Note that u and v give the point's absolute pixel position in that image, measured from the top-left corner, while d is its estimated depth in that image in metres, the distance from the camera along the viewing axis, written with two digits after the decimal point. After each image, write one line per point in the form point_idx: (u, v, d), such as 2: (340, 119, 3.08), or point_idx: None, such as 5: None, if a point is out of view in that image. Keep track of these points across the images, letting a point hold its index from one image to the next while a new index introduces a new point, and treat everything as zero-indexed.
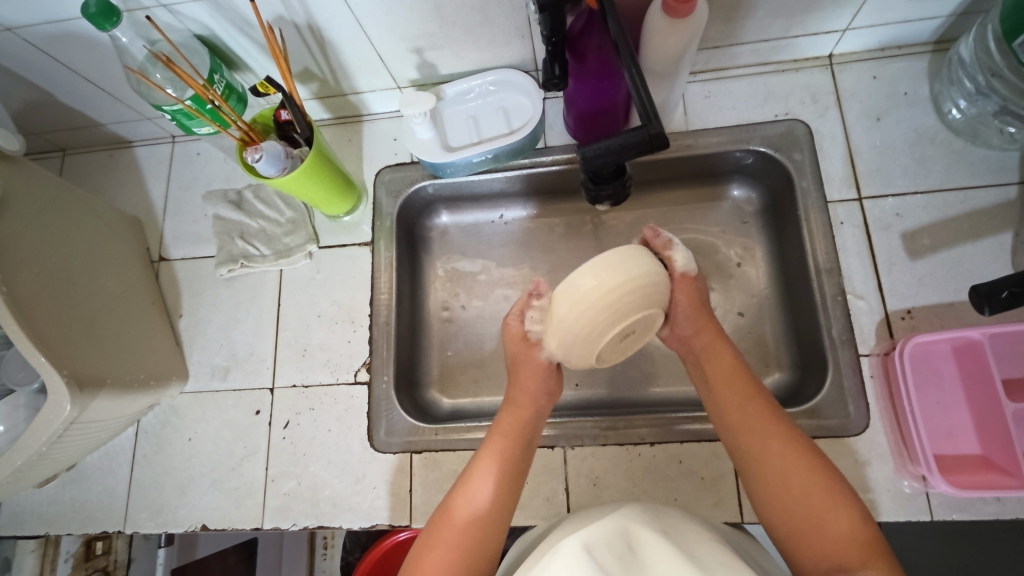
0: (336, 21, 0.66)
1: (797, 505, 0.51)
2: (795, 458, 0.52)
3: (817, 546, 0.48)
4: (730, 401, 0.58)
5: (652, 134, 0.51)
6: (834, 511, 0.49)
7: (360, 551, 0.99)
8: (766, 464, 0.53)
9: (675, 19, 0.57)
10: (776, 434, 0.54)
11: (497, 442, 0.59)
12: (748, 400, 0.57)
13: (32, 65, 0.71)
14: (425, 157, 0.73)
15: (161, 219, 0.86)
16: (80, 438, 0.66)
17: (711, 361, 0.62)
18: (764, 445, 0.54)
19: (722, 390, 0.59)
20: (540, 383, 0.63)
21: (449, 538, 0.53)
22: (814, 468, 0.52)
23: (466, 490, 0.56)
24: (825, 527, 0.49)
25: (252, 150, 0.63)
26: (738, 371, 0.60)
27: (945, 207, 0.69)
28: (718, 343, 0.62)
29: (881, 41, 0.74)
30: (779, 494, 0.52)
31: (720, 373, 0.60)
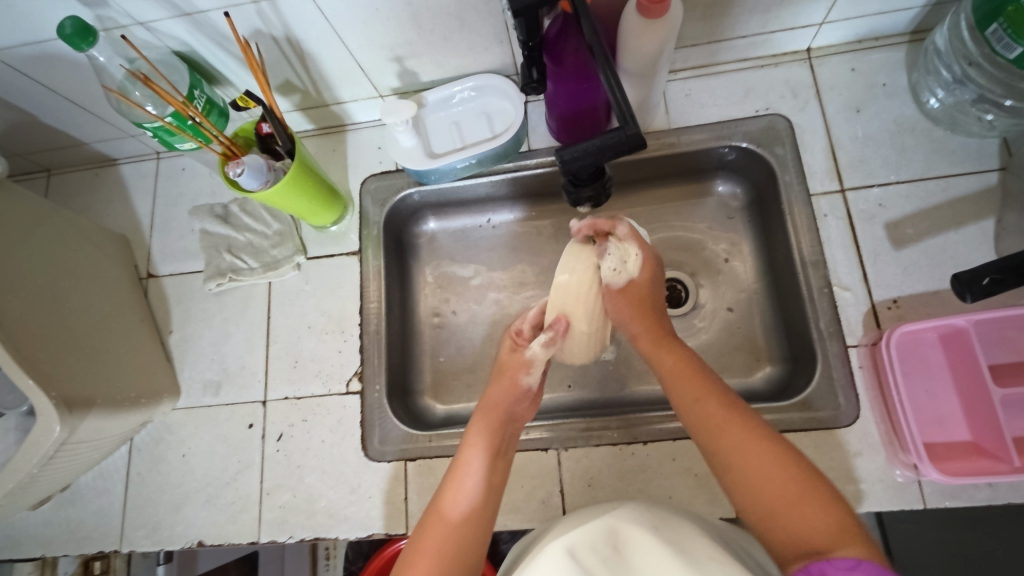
0: (314, 32, 0.66)
1: (763, 492, 0.50)
2: (756, 446, 0.52)
3: (792, 531, 0.48)
4: (687, 392, 0.58)
5: (628, 136, 0.51)
6: (801, 497, 0.49)
7: (363, 560, 0.98)
8: (729, 455, 0.53)
9: (649, 20, 0.58)
10: (735, 427, 0.54)
11: (469, 451, 0.60)
12: (704, 390, 0.58)
13: (11, 87, 0.71)
14: (409, 164, 0.73)
15: (148, 236, 0.86)
16: (72, 458, 0.66)
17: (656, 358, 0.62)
18: (723, 440, 0.54)
19: (679, 383, 0.59)
20: (505, 396, 0.64)
21: (434, 538, 0.54)
22: (775, 457, 0.51)
23: (450, 491, 0.58)
24: (789, 516, 0.48)
25: (233, 164, 0.63)
26: (691, 366, 0.60)
27: (927, 195, 0.70)
28: (665, 343, 0.63)
29: (858, 33, 0.74)
30: (744, 482, 0.52)
31: (674, 368, 0.61)
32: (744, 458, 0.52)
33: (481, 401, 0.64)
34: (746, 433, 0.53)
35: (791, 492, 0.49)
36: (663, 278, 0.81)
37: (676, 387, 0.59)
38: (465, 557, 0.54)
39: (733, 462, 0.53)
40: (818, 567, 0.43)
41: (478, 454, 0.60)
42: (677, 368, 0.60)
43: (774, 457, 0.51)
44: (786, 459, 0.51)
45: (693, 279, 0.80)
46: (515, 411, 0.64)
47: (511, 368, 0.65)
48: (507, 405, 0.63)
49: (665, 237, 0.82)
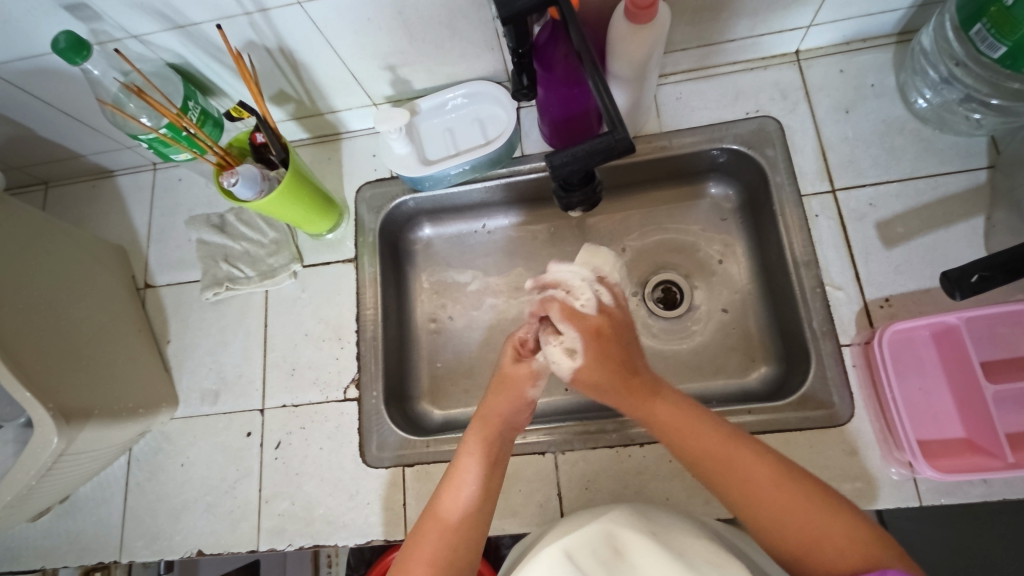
0: (306, 43, 0.67)
1: (788, 528, 0.49)
2: (770, 480, 0.51)
3: (826, 567, 0.47)
4: (687, 440, 0.55)
5: (617, 140, 0.52)
6: (831, 523, 0.48)
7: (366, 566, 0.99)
8: (743, 497, 0.51)
9: (637, 25, 0.58)
10: (743, 463, 0.52)
11: (467, 458, 0.60)
12: (706, 431, 0.54)
13: (7, 101, 0.71)
14: (403, 172, 0.74)
15: (145, 247, 0.86)
16: (71, 469, 0.66)
17: (649, 417, 0.57)
18: (733, 479, 0.52)
19: (676, 434, 0.55)
20: (505, 408, 0.63)
21: (436, 540, 0.54)
22: (796, 494, 0.49)
23: (448, 494, 0.58)
24: (823, 545, 0.47)
25: (228, 174, 0.63)
26: (688, 413, 0.56)
27: (917, 194, 0.70)
28: (651, 398, 0.58)
29: (846, 35, 0.75)
30: (766, 523, 0.50)
31: (666, 419, 0.56)
32: (759, 497, 0.50)
33: (478, 413, 0.63)
34: (758, 466, 0.51)
35: (818, 523, 0.48)
36: (657, 281, 0.81)
37: (676, 437, 0.55)
38: (458, 561, 0.54)
39: (751, 498, 0.50)
40: None
41: (474, 461, 0.59)
42: (674, 418, 0.56)
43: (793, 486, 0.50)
44: (807, 485, 0.50)
45: (688, 281, 0.81)
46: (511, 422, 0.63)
47: (517, 380, 0.63)
48: (502, 421, 0.62)
49: (659, 240, 0.83)
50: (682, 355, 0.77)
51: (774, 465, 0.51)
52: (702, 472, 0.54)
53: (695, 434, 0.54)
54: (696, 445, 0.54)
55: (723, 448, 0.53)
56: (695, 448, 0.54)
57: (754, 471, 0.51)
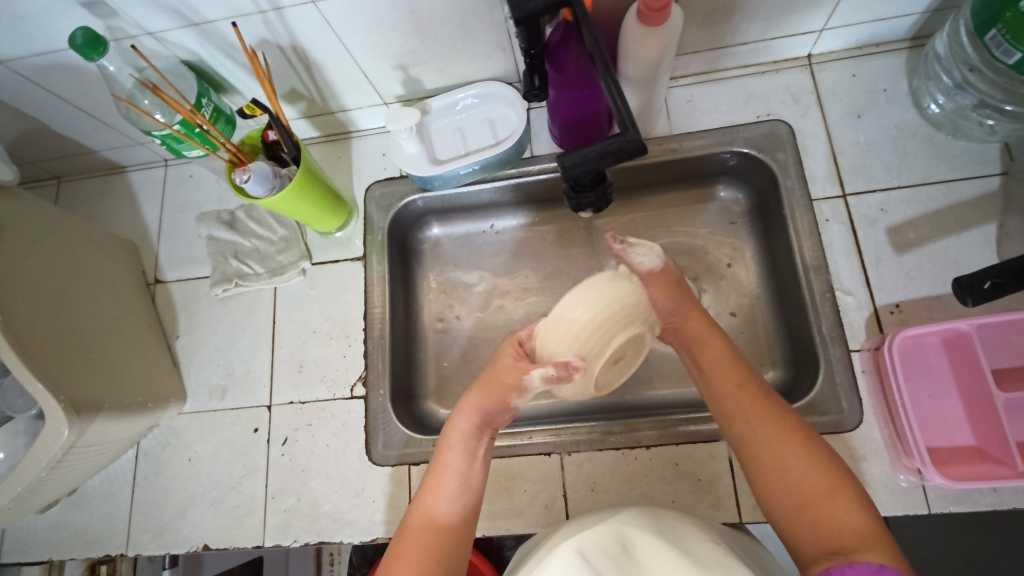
0: (319, 41, 0.67)
1: (789, 487, 0.51)
2: (785, 438, 0.54)
3: (812, 531, 0.49)
4: (725, 383, 0.59)
5: (628, 142, 0.52)
6: (829, 495, 0.49)
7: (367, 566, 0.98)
8: (757, 443, 0.55)
9: (650, 27, 0.58)
10: (766, 418, 0.55)
11: (448, 453, 0.59)
12: (742, 382, 0.59)
13: (23, 95, 0.72)
14: (413, 171, 0.74)
15: (156, 242, 0.87)
16: (81, 461, 0.67)
17: (704, 342, 0.63)
18: (754, 429, 0.55)
19: (716, 375, 0.60)
20: (484, 404, 0.61)
21: (420, 543, 0.54)
22: (809, 458, 0.52)
23: (427, 498, 0.57)
24: (816, 509, 0.49)
25: (240, 171, 0.64)
26: (735, 359, 0.61)
27: (929, 200, 0.70)
28: (707, 333, 0.63)
29: (858, 39, 0.75)
30: (773, 477, 0.53)
31: (713, 358, 0.62)
32: (774, 449, 0.53)
33: (459, 408, 0.62)
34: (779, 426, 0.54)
35: (819, 492, 0.50)
36: None
37: (715, 376, 0.60)
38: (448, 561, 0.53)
39: (765, 450, 0.54)
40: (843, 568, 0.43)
41: (456, 454, 0.59)
42: (718, 363, 0.61)
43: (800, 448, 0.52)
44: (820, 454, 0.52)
45: (696, 284, 0.80)
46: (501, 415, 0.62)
47: (503, 380, 0.61)
48: (477, 418, 0.61)
49: (668, 242, 0.83)
50: None
51: (798, 427, 0.54)
52: (728, 412, 0.58)
53: (732, 377, 0.59)
54: (730, 388, 0.59)
55: (755, 398, 0.57)
56: (731, 389, 0.59)
57: (775, 426, 0.55)
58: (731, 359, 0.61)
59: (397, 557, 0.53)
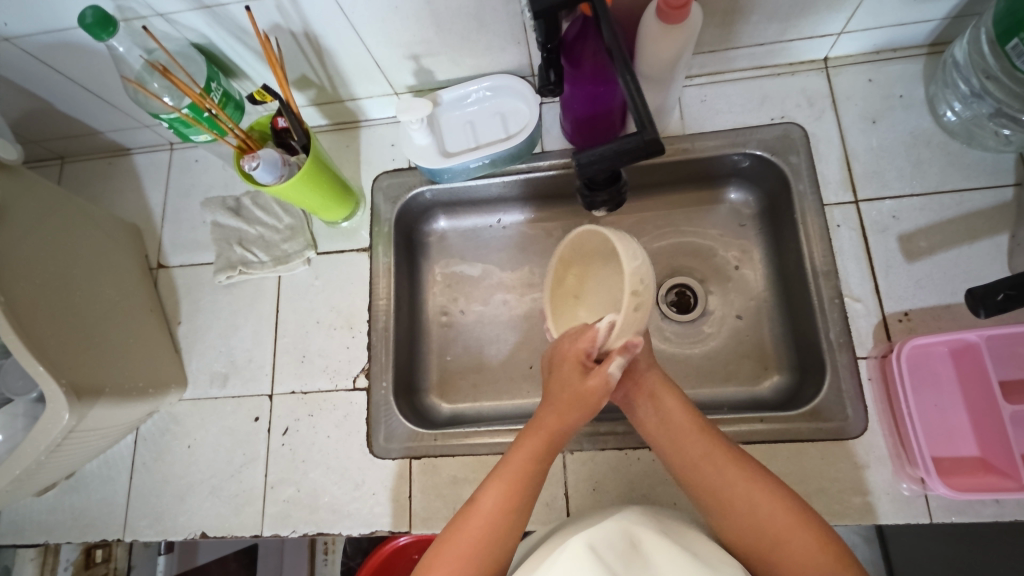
0: (332, 28, 0.66)
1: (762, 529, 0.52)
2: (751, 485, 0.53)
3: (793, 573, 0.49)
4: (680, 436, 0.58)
5: (646, 141, 0.50)
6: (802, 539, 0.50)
7: (361, 556, 1.04)
8: (723, 497, 0.54)
9: (669, 25, 0.57)
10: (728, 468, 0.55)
11: (495, 481, 0.57)
12: (697, 435, 0.58)
13: (28, 73, 0.71)
14: (423, 163, 0.73)
15: (159, 226, 0.86)
16: (80, 444, 0.66)
17: (652, 398, 0.61)
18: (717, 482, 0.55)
19: (671, 429, 0.59)
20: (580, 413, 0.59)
21: (454, 562, 0.53)
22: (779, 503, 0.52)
23: (474, 500, 0.56)
24: (791, 544, 0.50)
25: (249, 158, 0.63)
26: (686, 412, 0.60)
27: (942, 209, 0.69)
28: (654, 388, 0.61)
29: (876, 44, 0.74)
30: (743, 527, 0.53)
31: (669, 414, 0.60)
32: (741, 495, 0.53)
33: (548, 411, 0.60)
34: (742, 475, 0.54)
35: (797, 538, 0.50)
36: (672, 284, 0.81)
37: (672, 429, 0.59)
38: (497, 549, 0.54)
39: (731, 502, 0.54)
40: None
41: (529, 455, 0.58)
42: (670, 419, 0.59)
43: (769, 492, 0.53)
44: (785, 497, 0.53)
45: (702, 285, 0.81)
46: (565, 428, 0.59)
47: (591, 391, 0.58)
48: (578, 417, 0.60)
49: (676, 242, 0.83)
50: (694, 359, 0.77)
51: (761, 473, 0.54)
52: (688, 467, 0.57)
53: (686, 431, 0.58)
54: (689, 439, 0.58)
55: (714, 450, 0.56)
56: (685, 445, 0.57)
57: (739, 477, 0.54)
58: (685, 411, 0.60)
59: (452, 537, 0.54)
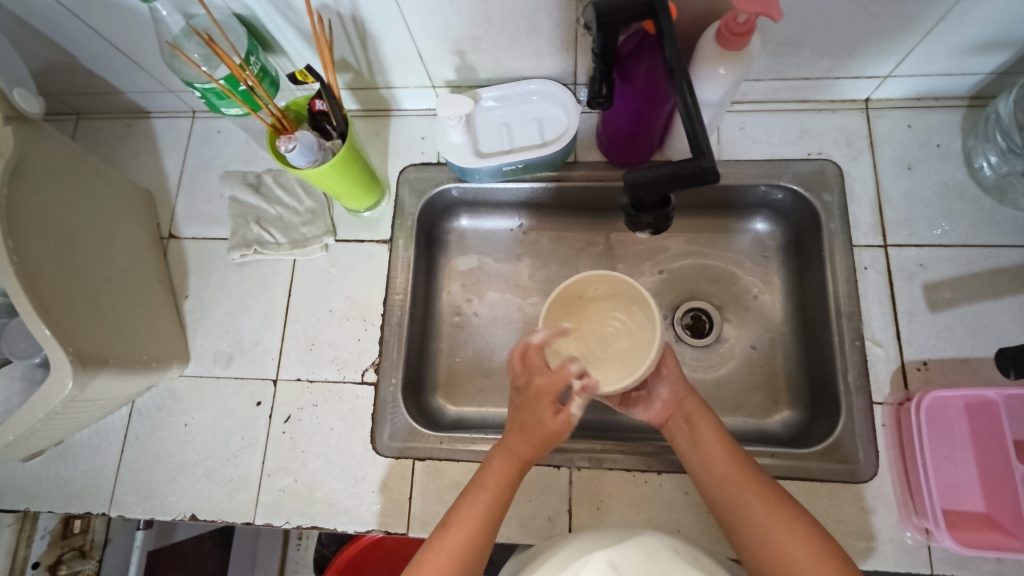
0: (382, 15, 0.64)
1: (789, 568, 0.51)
2: (782, 521, 0.53)
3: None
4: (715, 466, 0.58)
5: (702, 167, 0.48)
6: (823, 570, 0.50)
7: (336, 545, 1.06)
8: (745, 520, 0.55)
9: (727, 51, 0.57)
10: (755, 493, 0.56)
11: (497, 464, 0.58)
12: (732, 467, 0.58)
13: (57, 24, 0.68)
14: (455, 160, 0.72)
15: (174, 196, 0.83)
16: (77, 414, 0.64)
17: (693, 426, 0.62)
18: (742, 508, 0.56)
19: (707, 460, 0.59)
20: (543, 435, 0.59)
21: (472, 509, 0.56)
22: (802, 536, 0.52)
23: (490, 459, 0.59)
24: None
25: (285, 139, 0.61)
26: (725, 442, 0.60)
27: (969, 262, 0.70)
28: (698, 417, 0.62)
29: (919, 91, 0.74)
30: (767, 553, 0.53)
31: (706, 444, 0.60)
32: (773, 530, 0.53)
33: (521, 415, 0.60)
34: (767, 502, 0.55)
35: (817, 575, 0.50)
36: (688, 308, 0.81)
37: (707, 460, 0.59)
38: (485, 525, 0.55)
39: (758, 529, 0.54)
40: None
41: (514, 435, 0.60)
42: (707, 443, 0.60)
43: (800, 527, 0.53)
44: (814, 528, 0.53)
45: (719, 312, 0.80)
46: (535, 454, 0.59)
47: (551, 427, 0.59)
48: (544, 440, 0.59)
49: (697, 266, 0.82)
50: (705, 386, 0.77)
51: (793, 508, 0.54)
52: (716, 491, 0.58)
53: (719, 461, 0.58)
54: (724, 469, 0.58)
55: (741, 475, 0.57)
56: (715, 469, 0.58)
57: (768, 507, 0.55)
58: (725, 442, 0.60)
59: (450, 528, 0.55)
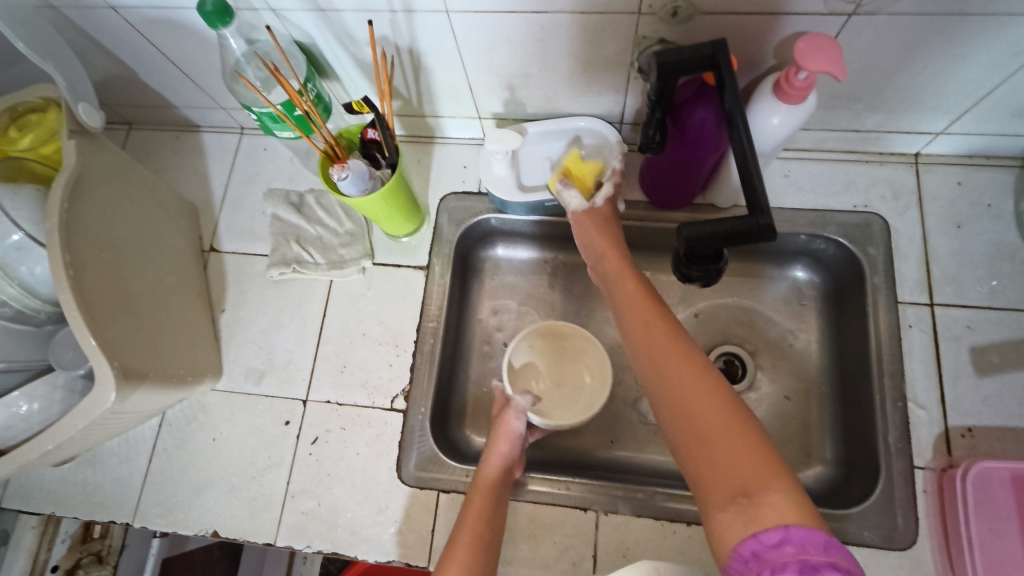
0: (438, 49, 0.65)
1: (687, 413, 0.48)
2: (691, 369, 0.50)
3: (711, 470, 0.45)
4: (638, 312, 0.57)
5: (760, 225, 0.48)
6: (720, 415, 0.46)
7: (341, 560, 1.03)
8: (653, 362, 0.52)
9: (783, 103, 0.57)
10: (666, 335, 0.53)
11: (478, 498, 0.61)
12: (653, 313, 0.56)
13: (123, 43, 0.70)
14: (498, 193, 0.73)
15: (217, 210, 0.85)
16: (112, 424, 0.65)
17: (619, 281, 0.62)
18: (652, 350, 0.53)
19: (630, 306, 0.58)
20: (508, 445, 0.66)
21: (478, 510, 0.60)
22: (719, 397, 0.47)
23: (485, 462, 0.65)
24: (709, 421, 0.46)
25: (339, 168, 0.62)
26: (647, 293, 0.59)
27: (1019, 327, 0.68)
28: (624, 273, 0.62)
29: (971, 148, 0.73)
30: (671, 395, 0.50)
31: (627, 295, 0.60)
32: (676, 375, 0.50)
33: (493, 439, 0.67)
34: (676, 345, 0.52)
35: (715, 416, 0.46)
36: (721, 352, 0.79)
37: (629, 309, 0.58)
38: (494, 536, 0.59)
39: (663, 373, 0.51)
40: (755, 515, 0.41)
41: (504, 448, 0.66)
42: (631, 294, 0.59)
43: (704, 378, 0.49)
44: (719, 382, 0.49)
45: (753, 359, 0.78)
46: (508, 465, 0.65)
47: (499, 435, 0.67)
48: (510, 450, 0.66)
49: (732, 310, 0.81)
50: None
51: (703, 361, 0.51)
52: (642, 340, 0.55)
53: (640, 306, 0.57)
54: (641, 319, 0.56)
55: (656, 322, 0.55)
56: (642, 316, 0.56)
57: (678, 353, 0.51)
58: (649, 295, 0.59)
59: (461, 530, 0.58)
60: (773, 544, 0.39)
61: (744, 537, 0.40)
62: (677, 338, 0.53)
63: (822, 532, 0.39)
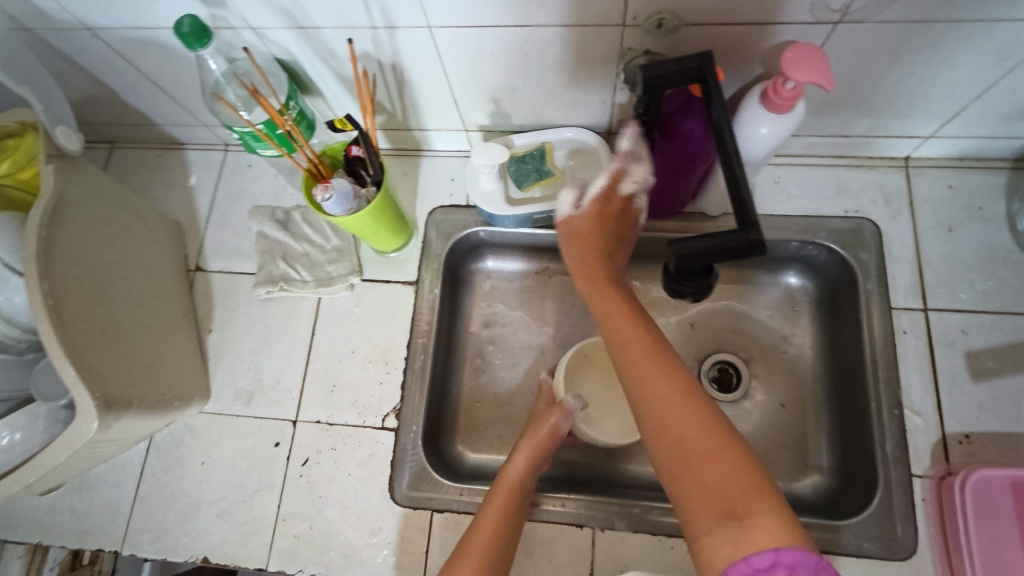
0: (422, 64, 0.65)
1: (672, 431, 0.47)
2: (677, 387, 0.49)
3: (697, 495, 0.44)
4: (618, 329, 0.56)
5: (750, 241, 0.47)
6: (705, 435, 0.46)
7: None
8: (636, 379, 0.52)
9: (773, 113, 0.57)
10: (649, 353, 0.53)
11: (489, 513, 0.59)
12: (635, 330, 0.55)
13: (103, 64, 0.69)
14: (486, 207, 0.71)
15: (202, 228, 0.84)
16: (97, 452, 0.64)
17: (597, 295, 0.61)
18: (636, 366, 0.52)
19: (612, 321, 0.57)
20: (535, 449, 0.64)
21: (490, 524, 0.59)
22: (706, 416, 0.47)
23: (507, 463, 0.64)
24: (696, 440, 0.46)
25: (323, 188, 0.61)
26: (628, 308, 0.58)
27: (1014, 330, 0.67)
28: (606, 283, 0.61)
29: (961, 151, 0.73)
30: (656, 414, 0.49)
31: (608, 309, 0.59)
32: (659, 394, 0.49)
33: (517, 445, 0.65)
34: (660, 363, 0.52)
35: (701, 434, 0.46)
36: (715, 360, 0.78)
37: (609, 325, 0.57)
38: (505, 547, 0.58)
39: (646, 389, 0.51)
40: (743, 538, 0.40)
41: (526, 453, 0.64)
42: (613, 310, 0.58)
43: (687, 398, 0.49)
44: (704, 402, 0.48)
45: (748, 366, 0.77)
46: (527, 475, 0.63)
47: (541, 430, 0.66)
48: (536, 455, 0.64)
49: (725, 317, 0.80)
50: None
51: (686, 379, 0.50)
52: (623, 362, 0.54)
53: (622, 321, 0.57)
54: (623, 334, 0.55)
55: (637, 339, 0.54)
56: (621, 335, 0.56)
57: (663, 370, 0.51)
58: (632, 309, 0.58)
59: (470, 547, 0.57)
60: (764, 567, 0.38)
61: (733, 559, 0.40)
62: (660, 356, 0.52)
63: (811, 552, 0.39)
